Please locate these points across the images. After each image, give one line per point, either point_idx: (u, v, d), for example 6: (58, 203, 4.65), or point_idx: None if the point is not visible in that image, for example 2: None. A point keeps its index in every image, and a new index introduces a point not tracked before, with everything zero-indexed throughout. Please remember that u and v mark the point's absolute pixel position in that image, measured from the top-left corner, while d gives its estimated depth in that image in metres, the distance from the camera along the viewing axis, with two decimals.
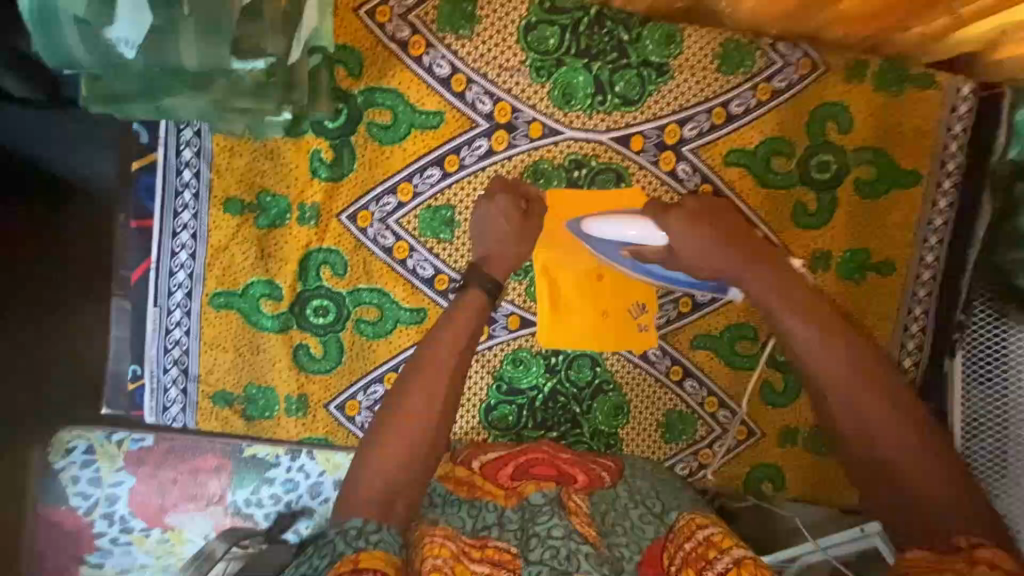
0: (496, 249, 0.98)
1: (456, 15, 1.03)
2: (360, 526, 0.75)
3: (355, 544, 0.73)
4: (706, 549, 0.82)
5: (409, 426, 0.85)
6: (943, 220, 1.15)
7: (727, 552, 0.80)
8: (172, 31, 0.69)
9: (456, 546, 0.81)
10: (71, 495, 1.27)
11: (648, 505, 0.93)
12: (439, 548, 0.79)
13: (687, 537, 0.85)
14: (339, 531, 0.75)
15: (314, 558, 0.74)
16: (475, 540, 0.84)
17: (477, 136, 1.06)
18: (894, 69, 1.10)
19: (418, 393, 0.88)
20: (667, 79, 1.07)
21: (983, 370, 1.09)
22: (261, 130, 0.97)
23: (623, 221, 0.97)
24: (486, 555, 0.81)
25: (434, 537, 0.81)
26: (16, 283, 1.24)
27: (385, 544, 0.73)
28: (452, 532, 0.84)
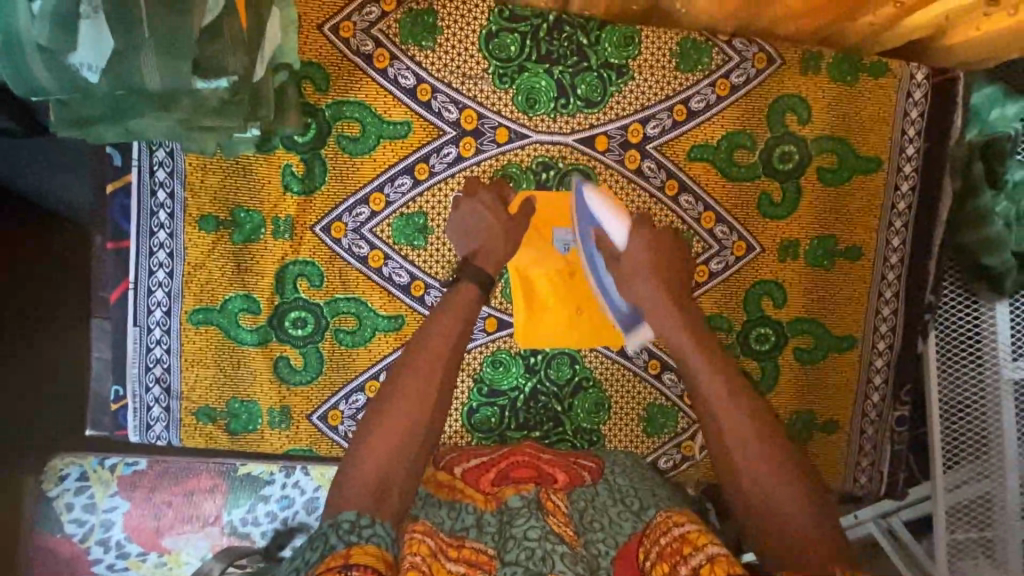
0: (485, 245, 1.00)
1: (418, 27, 1.05)
2: (353, 521, 0.75)
3: (347, 539, 0.73)
4: (681, 545, 0.79)
5: (401, 421, 0.87)
6: (906, 204, 1.17)
7: (701, 550, 0.76)
8: (133, 53, 0.72)
9: (435, 542, 0.80)
10: (66, 522, 1.27)
11: (627, 502, 0.95)
12: (418, 545, 0.78)
13: (664, 531, 0.84)
14: (332, 524, 0.76)
15: (306, 551, 0.75)
16: (452, 539, 0.84)
17: (445, 144, 1.08)
18: (848, 60, 1.13)
19: (403, 396, 0.89)
20: (627, 79, 1.10)
21: (957, 351, 1.18)
22: (233, 150, 1.00)
23: (612, 212, 1.02)
24: (463, 555, 0.81)
25: (414, 532, 0.80)
26: (16, 284, 1.32)
27: (378, 538, 0.74)
28: (430, 529, 0.84)
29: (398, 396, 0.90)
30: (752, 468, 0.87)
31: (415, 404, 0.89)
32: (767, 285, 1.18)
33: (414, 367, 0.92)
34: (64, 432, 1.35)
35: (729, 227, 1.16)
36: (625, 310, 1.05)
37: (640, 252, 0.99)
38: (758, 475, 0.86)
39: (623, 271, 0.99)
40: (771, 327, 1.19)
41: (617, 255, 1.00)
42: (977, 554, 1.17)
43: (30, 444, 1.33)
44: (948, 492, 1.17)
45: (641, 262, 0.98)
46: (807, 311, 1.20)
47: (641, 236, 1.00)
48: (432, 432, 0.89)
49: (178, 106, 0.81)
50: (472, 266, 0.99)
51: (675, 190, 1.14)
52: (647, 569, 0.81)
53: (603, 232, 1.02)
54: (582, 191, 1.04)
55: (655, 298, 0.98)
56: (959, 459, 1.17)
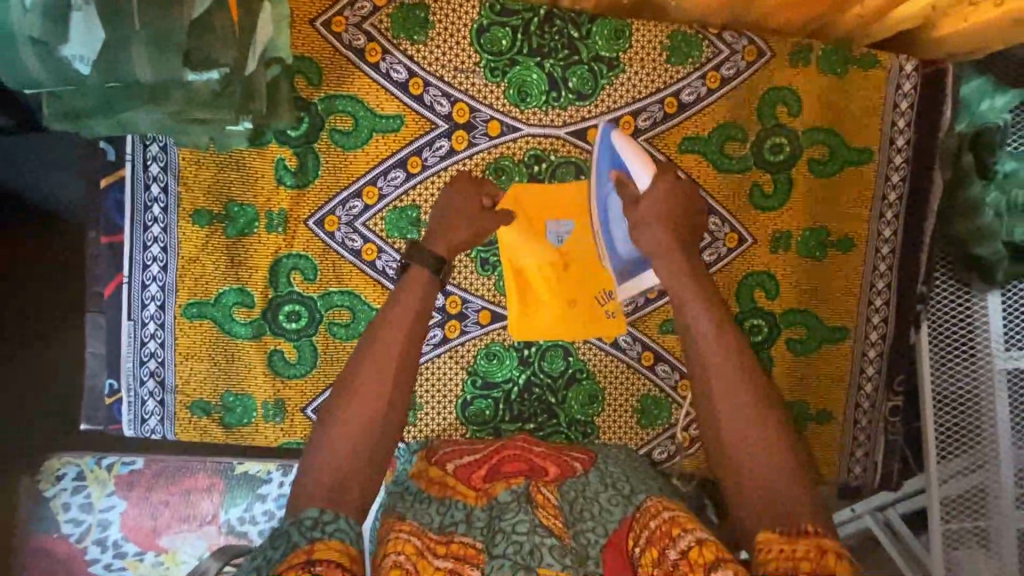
0: (448, 224, 1.00)
1: (410, 21, 1.06)
2: (316, 517, 0.75)
3: (310, 535, 0.73)
4: (670, 528, 0.82)
5: (359, 415, 0.86)
6: (897, 195, 1.18)
7: (690, 532, 0.79)
8: (124, 46, 0.72)
9: (421, 542, 0.82)
10: (63, 523, 1.28)
11: (618, 487, 0.95)
12: (402, 544, 0.79)
13: (652, 518, 0.85)
14: (293, 523, 0.75)
15: (268, 550, 0.74)
16: (441, 537, 0.84)
17: (438, 137, 1.09)
18: (837, 52, 1.14)
19: (366, 381, 0.88)
20: (618, 72, 1.11)
21: (950, 341, 1.17)
22: (225, 143, 1.00)
23: (635, 155, 1.00)
24: (450, 550, 0.82)
25: (399, 532, 0.82)
26: (16, 284, 1.30)
27: (341, 533, 0.75)
28: (418, 529, 0.85)
29: (354, 393, 0.87)
30: (741, 429, 0.83)
31: (370, 401, 0.86)
32: (759, 276, 1.19)
33: (367, 360, 0.90)
34: (60, 432, 1.34)
35: (721, 218, 1.16)
36: (627, 256, 1.04)
37: (657, 200, 0.95)
38: (745, 438, 0.82)
39: (641, 214, 0.96)
40: (764, 318, 1.20)
41: (636, 198, 0.97)
42: (972, 544, 1.18)
43: (27, 446, 1.33)
44: (943, 484, 1.17)
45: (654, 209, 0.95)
46: (799, 302, 1.20)
47: (663, 181, 0.96)
48: (390, 425, 0.87)
49: (169, 100, 0.81)
50: (424, 250, 0.97)
51: None
52: (637, 559, 0.82)
53: (627, 174, 1.00)
54: (610, 134, 1.03)
55: (666, 244, 0.94)
56: (953, 451, 1.17)
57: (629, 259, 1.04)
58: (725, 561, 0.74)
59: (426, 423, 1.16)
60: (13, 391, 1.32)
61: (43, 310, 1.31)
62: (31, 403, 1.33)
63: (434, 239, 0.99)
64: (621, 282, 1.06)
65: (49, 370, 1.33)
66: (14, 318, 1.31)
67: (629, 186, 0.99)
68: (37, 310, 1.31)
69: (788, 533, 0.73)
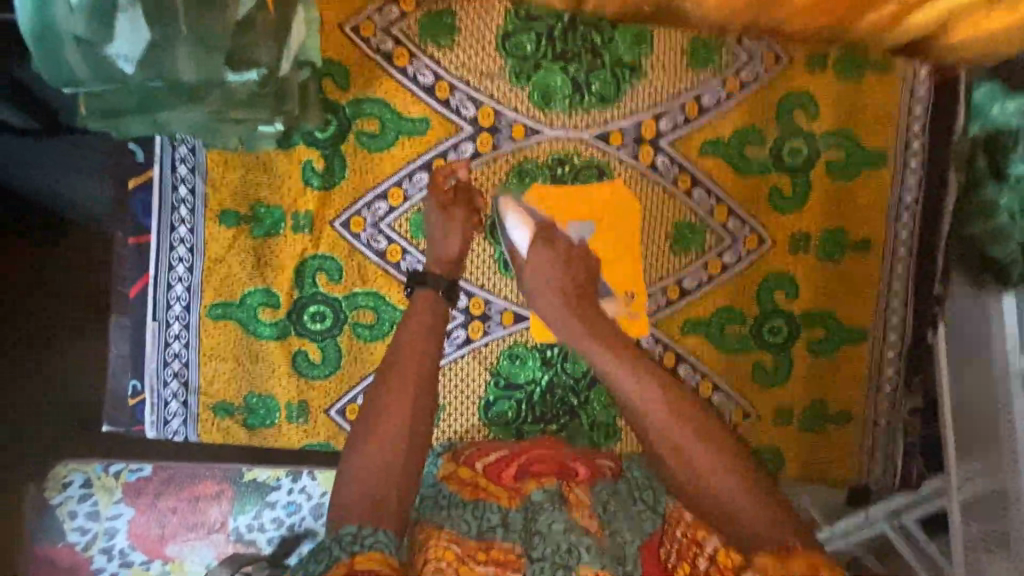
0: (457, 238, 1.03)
1: (437, 27, 1.08)
2: (356, 532, 0.74)
3: (350, 549, 0.72)
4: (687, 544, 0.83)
5: (390, 431, 0.86)
6: (913, 198, 1.21)
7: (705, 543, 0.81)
8: (168, 45, 0.74)
9: (461, 549, 0.81)
10: (69, 531, 1.26)
11: (645, 500, 0.94)
12: (443, 551, 0.79)
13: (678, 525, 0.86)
14: (334, 538, 0.75)
15: (309, 564, 0.73)
16: (480, 543, 0.83)
17: (463, 140, 1.10)
18: (853, 59, 1.17)
19: (393, 394, 0.88)
20: (640, 77, 1.13)
21: (966, 344, 1.15)
22: (254, 145, 1.02)
23: (517, 222, 1.06)
24: (491, 556, 0.81)
25: (439, 541, 0.82)
26: (29, 287, 1.29)
27: (382, 545, 0.73)
28: (457, 537, 0.84)
29: (380, 413, 0.87)
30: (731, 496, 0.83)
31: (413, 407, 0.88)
32: (778, 278, 1.20)
33: (389, 379, 0.90)
34: (60, 438, 1.31)
35: (741, 220, 1.18)
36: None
37: (539, 267, 1.00)
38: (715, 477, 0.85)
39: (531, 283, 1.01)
40: (784, 320, 1.21)
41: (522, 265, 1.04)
42: None
43: (26, 455, 1.31)
44: (961, 488, 1.14)
45: (541, 279, 0.99)
46: (818, 303, 1.22)
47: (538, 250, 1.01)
48: (418, 431, 0.87)
49: (207, 100, 0.82)
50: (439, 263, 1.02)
51: (688, 185, 1.16)
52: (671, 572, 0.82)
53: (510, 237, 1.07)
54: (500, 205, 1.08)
55: (558, 311, 0.97)
56: (973, 453, 1.14)
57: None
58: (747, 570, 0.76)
59: (448, 424, 1.16)
60: (3, 392, 1.30)
61: (42, 310, 1.30)
62: (23, 405, 1.31)
63: (449, 238, 1.03)
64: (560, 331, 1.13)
65: (68, 376, 1.32)
66: (20, 314, 1.30)
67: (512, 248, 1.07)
68: (39, 307, 1.30)
69: (781, 553, 0.75)
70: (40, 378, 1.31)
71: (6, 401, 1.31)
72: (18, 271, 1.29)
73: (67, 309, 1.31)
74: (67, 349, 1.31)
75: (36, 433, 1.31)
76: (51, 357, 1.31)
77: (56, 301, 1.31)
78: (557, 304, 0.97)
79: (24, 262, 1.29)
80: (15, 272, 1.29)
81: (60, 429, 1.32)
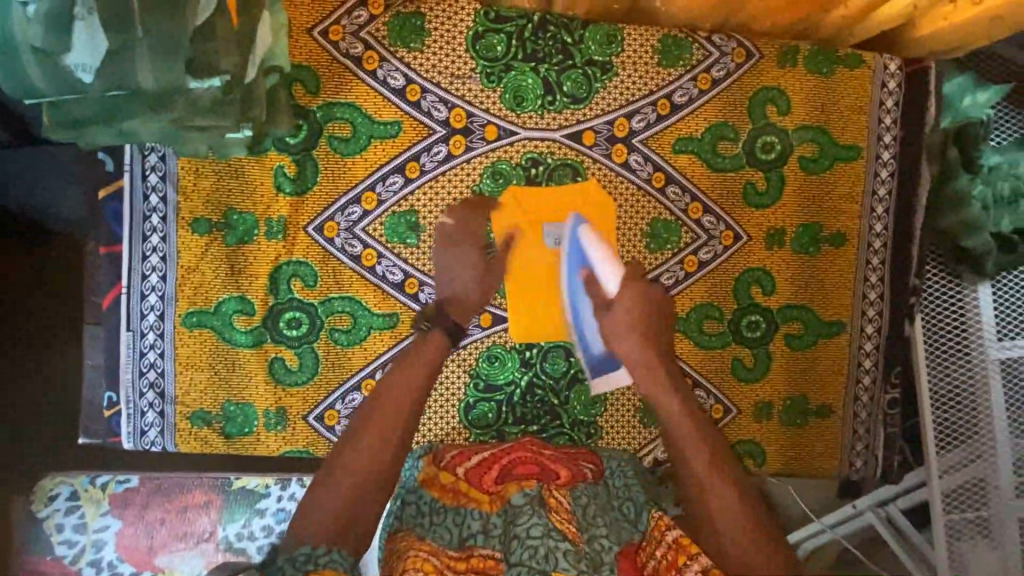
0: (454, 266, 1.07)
1: (406, 29, 1.08)
2: (309, 552, 0.76)
3: (302, 568, 0.74)
4: (676, 556, 0.83)
5: (362, 460, 0.89)
6: (886, 190, 1.21)
7: (696, 560, 0.81)
8: (127, 54, 0.73)
9: (440, 560, 0.82)
10: (56, 545, 1.25)
11: (623, 510, 0.95)
12: (421, 562, 0.80)
13: (658, 544, 0.87)
14: (286, 559, 0.76)
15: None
16: (460, 553, 0.85)
17: (435, 142, 1.10)
18: (823, 53, 1.17)
19: (373, 426, 0.92)
20: (611, 76, 1.13)
21: (942, 333, 1.18)
22: (225, 152, 1.01)
23: (605, 261, 1.06)
24: (472, 565, 0.83)
25: (418, 550, 0.82)
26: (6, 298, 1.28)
27: (334, 563, 0.75)
28: (436, 547, 0.85)
29: (356, 445, 0.91)
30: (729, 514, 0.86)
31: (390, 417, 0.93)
32: (755, 273, 1.20)
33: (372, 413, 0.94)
34: (60, 439, 1.32)
35: (716, 217, 1.18)
36: (597, 354, 1.13)
37: (628, 310, 1.02)
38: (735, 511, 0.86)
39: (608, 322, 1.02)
40: (761, 315, 1.21)
41: (604, 300, 1.05)
42: (974, 535, 1.17)
43: (26, 454, 1.31)
44: (942, 478, 1.17)
45: (625, 320, 1.01)
46: (795, 298, 1.22)
47: (628, 292, 1.04)
48: (391, 466, 0.90)
49: (172, 108, 0.82)
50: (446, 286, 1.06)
51: (662, 182, 1.16)
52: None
53: (597, 275, 1.06)
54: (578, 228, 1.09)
55: (634, 355, 1.00)
56: (953, 443, 1.17)
57: (598, 357, 1.13)
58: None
59: (429, 427, 1.15)
60: (3, 392, 1.28)
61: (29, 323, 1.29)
62: (23, 405, 1.29)
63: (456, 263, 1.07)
64: (594, 375, 1.16)
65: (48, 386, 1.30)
66: (20, 314, 1.27)
67: (597, 288, 1.06)
68: (39, 307, 1.27)
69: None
70: (40, 378, 1.30)
71: (5, 401, 1.29)
72: (17, 273, 1.26)
73: (67, 309, 1.28)
74: (44, 359, 1.30)
75: (33, 436, 1.31)
76: (51, 358, 1.30)
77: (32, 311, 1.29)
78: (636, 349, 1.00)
79: (23, 262, 1.25)
80: (15, 272, 1.25)
81: (60, 430, 1.31)
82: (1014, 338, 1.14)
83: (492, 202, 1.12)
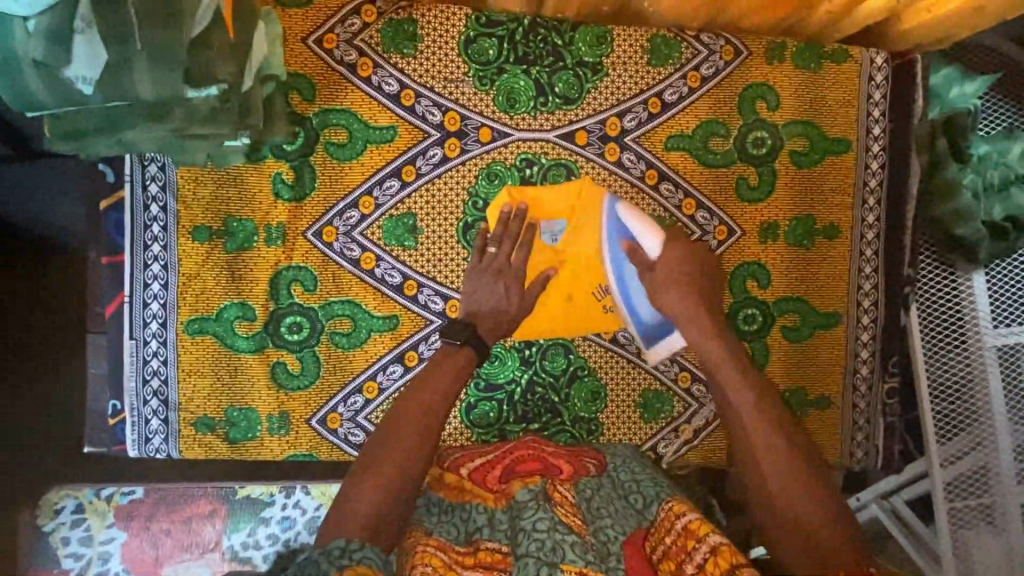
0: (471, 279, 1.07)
1: (399, 35, 1.10)
2: (344, 546, 0.73)
3: (338, 563, 0.70)
4: (685, 542, 0.81)
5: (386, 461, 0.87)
6: (877, 182, 1.23)
7: (704, 541, 0.78)
8: (126, 66, 0.75)
9: (448, 556, 0.81)
10: (63, 558, 1.25)
11: (630, 500, 0.95)
12: (429, 557, 0.79)
13: (667, 531, 0.85)
14: (320, 552, 0.72)
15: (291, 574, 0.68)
16: (466, 548, 0.85)
17: (431, 146, 1.12)
18: (810, 49, 1.19)
19: (394, 429, 0.92)
20: (602, 76, 1.15)
21: (938, 321, 1.18)
22: (223, 160, 1.03)
23: (642, 228, 1.04)
24: (478, 560, 0.82)
25: (426, 546, 0.82)
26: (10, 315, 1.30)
27: (369, 560, 0.72)
28: (444, 543, 0.84)
29: (395, 446, 0.90)
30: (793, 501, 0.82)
31: (413, 419, 0.94)
32: (750, 267, 1.21)
33: (407, 413, 0.94)
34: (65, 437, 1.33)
35: (710, 212, 1.20)
36: (651, 323, 1.09)
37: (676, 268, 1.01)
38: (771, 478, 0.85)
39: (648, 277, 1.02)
40: (758, 308, 1.22)
41: (650, 270, 1.02)
42: (977, 522, 1.18)
43: (27, 460, 1.32)
44: (944, 467, 1.17)
45: (671, 282, 1.00)
46: (791, 291, 1.23)
47: (675, 250, 1.02)
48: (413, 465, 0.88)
49: (171, 117, 0.84)
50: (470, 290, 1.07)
51: (655, 179, 1.18)
52: (658, 569, 0.82)
53: (638, 244, 1.04)
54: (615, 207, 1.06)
55: (687, 311, 0.99)
56: (953, 431, 1.17)
57: (650, 325, 1.09)
58: (742, 567, 0.73)
59: None
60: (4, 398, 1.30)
61: (33, 338, 1.30)
62: (23, 409, 1.31)
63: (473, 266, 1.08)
64: (651, 344, 1.11)
65: (53, 399, 1.32)
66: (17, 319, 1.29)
67: (641, 257, 1.03)
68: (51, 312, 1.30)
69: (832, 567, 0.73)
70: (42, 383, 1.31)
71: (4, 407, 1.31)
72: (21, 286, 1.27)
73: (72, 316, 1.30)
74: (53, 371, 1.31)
75: (38, 459, 1.33)
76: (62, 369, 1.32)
77: (37, 325, 1.30)
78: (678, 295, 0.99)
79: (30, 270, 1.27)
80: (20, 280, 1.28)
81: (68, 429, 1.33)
82: (1009, 324, 1.15)
83: (489, 204, 1.13)
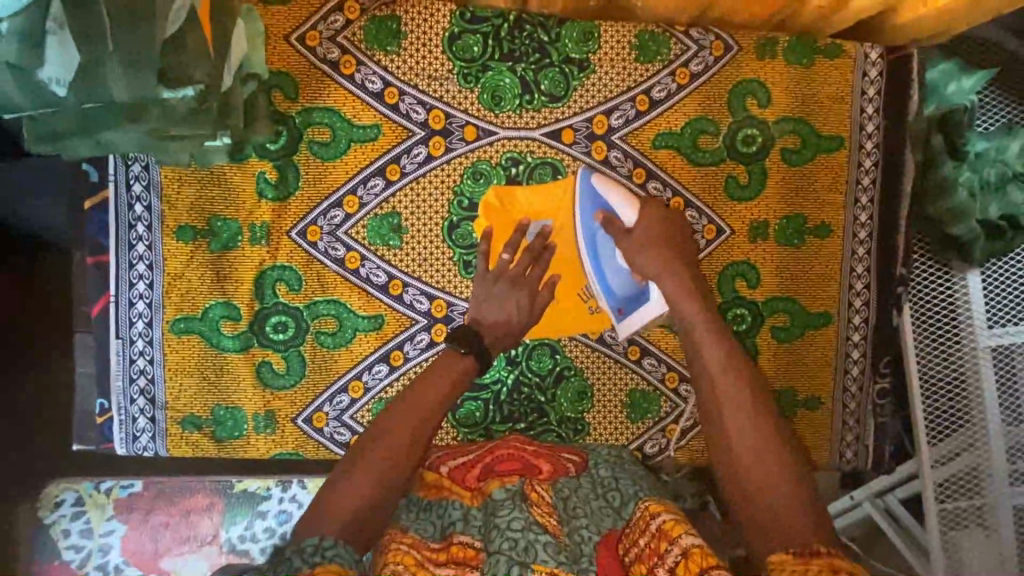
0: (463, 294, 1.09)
1: (382, 32, 1.08)
2: (317, 543, 0.73)
3: (311, 560, 0.71)
4: (659, 543, 0.81)
5: (373, 462, 0.87)
6: (870, 179, 1.21)
7: (677, 543, 0.78)
8: (98, 67, 0.74)
9: (421, 553, 0.81)
10: (64, 549, 1.27)
11: (609, 498, 0.93)
12: (401, 555, 0.78)
13: (642, 531, 0.84)
14: (294, 550, 0.73)
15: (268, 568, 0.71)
16: (440, 543, 0.84)
17: (415, 144, 1.11)
18: (802, 43, 1.17)
19: (386, 429, 0.92)
20: (589, 74, 1.13)
21: (932, 321, 1.17)
22: (206, 159, 1.02)
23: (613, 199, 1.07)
24: (451, 556, 0.82)
25: (399, 543, 0.81)
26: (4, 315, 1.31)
27: (341, 558, 0.72)
28: (418, 539, 0.83)
29: (381, 440, 0.89)
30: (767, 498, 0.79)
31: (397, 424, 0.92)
32: (738, 267, 1.20)
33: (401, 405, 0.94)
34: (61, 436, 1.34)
35: (698, 211, 1.18)
36: (621, 295, 1.09)
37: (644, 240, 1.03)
38: (744, 459, 0.83)
39: (629, 247, 1.03)
40: (747, 308, 1.21)
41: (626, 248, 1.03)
42: (969, 524, 1.16)
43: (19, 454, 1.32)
44: (934, 468, 1.16)
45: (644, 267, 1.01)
46: (782, 290, 1.22)
47: (649, 217, 1.05)
48: (400, 464, 0.87)
49: (147, 118, 0.83)
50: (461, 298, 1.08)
51: (643, 178, 1.16)
52: (628, 567, 0.82)
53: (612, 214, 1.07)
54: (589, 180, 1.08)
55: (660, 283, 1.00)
56: (944, 432, 1.16)
57: (623, 297, 1.09)
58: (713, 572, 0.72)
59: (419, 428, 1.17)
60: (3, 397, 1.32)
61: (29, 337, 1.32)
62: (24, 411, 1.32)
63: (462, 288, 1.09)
64: (619, 319, 1.11)
65: (49, 398, 1.33)
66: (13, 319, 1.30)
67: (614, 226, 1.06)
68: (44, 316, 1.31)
69: (800, 554, 0.70)
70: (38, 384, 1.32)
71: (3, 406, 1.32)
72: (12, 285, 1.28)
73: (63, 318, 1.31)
74: (44, 367, 1.33)
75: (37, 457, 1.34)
76: (58, 367, 1.33)
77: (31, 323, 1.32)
78: (672, 286, 1.00)
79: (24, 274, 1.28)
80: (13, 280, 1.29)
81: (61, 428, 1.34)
82: (1005, 325, 1.13)
83: (474, 203, 1.13)
